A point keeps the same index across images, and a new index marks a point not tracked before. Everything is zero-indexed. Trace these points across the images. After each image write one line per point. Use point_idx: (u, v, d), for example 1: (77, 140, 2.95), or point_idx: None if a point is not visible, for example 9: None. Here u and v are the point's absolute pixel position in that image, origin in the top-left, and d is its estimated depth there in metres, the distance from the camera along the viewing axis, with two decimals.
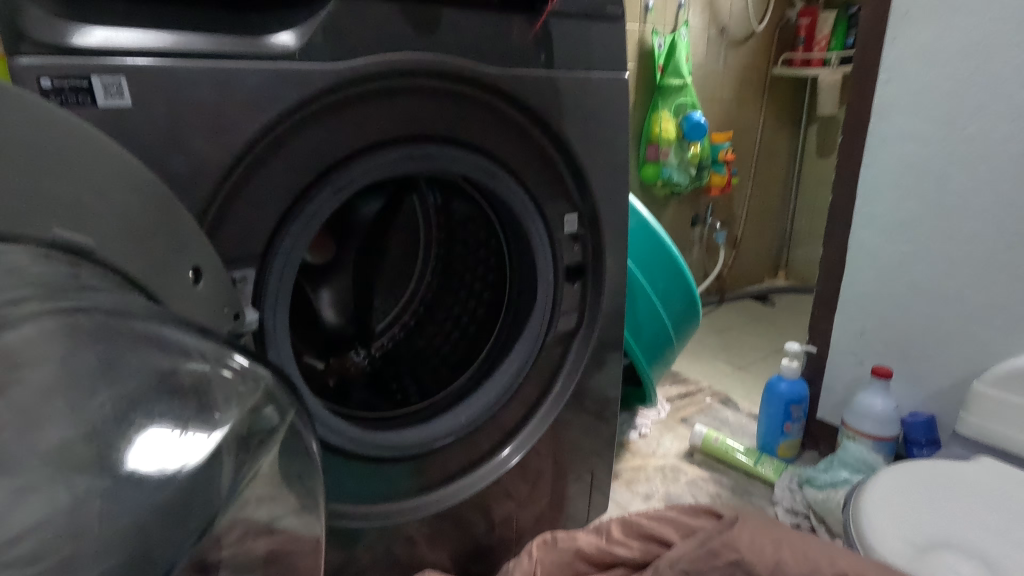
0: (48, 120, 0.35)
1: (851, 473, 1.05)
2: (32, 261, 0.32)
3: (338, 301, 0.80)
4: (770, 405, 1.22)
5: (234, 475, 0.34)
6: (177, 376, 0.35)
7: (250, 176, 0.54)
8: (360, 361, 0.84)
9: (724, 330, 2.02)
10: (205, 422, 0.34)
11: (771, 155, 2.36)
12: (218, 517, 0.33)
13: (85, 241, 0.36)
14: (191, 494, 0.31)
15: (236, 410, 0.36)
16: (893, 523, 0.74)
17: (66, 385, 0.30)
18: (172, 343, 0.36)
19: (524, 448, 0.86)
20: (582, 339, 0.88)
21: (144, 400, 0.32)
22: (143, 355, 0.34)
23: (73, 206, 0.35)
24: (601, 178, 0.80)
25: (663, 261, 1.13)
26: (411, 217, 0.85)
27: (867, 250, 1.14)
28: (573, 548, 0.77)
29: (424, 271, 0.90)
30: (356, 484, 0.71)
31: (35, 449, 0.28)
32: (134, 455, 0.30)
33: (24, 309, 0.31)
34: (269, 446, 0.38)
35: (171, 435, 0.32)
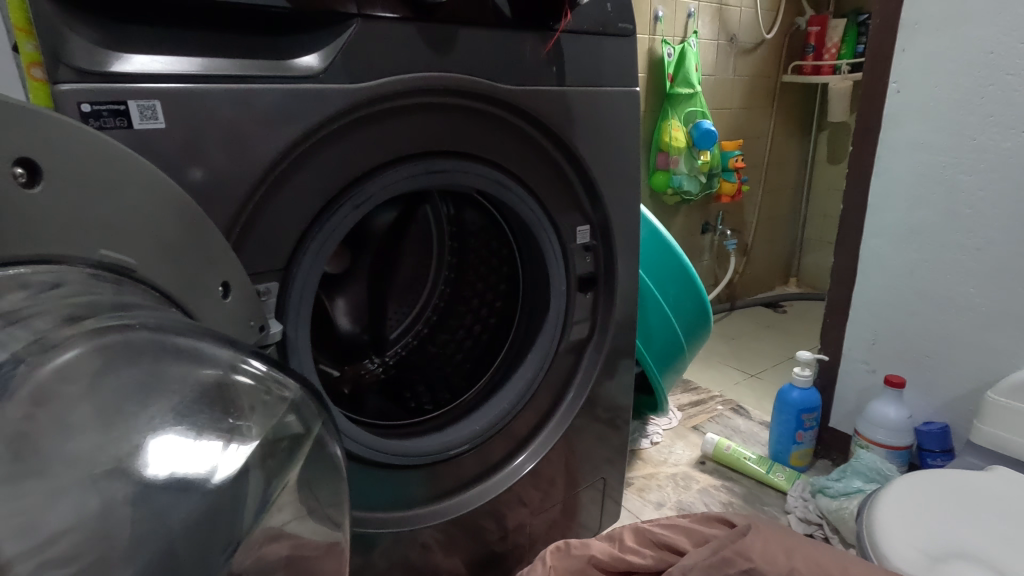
0: (88, 144, 0.37)
1: (864, 483, 1.03)
2: (72, 281, 0.34)
3: (352, 310, 0.84)
4: (782, 414, 1.22)
5: (266, 484, 0.33)
6: (206, 387, 0.34)
7: (273, 193, 0.56)
8: (374, 369, 0.86)
9: (736, 338, 2.02)
10: (229, 429, 0.33)
11: (781, 162, 2.36)
12: (249, 529, 0.31)
13: (124, 259, 0.39)
14: (225, 506, 0.30)
15: (260, 418, 0.36)
16: (907, 532, 0.75)
17: (101, 398, 0.29)
18: (195, 354, 0.35)
19: (537, 455, 0.87)
20: (594, 348, 0.89)
21: (173, 409, 0.31)
22: (169, 365, 0.33)
23: (111, 227, 0.38)
24: (613, 190, 0.82)
25: (674, 270, 1.13)
26: (424, 228, 0.87)
27: (879, 259, 1.14)
28: (587, 555, 0.78)
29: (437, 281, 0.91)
30: (373, 491, 0.72)
31: (70, 456, 0.27)
32: (152, 459, 0.28)
33: (73, 329, 0.31)
34: (297, 457, 0.37)
35: (188, 442, 0.30)
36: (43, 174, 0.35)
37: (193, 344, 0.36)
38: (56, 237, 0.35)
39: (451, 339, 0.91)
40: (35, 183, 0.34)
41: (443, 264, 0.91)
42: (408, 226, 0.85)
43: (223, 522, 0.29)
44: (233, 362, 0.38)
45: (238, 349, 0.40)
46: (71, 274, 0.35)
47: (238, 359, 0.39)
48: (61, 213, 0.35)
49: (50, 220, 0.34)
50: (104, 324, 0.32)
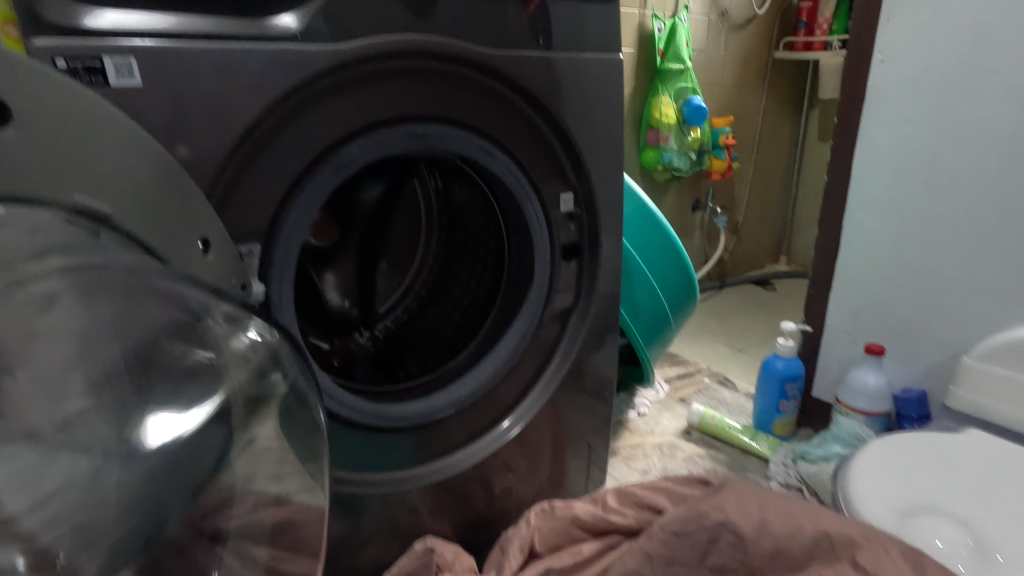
0: (74, 100, 0.39)
1: (842, 448, 1.06)
2: (49, 224, 0.37)
3: (343, 285, 0.84)
4: (766, 383, 1.24)
5: (230, 439, 0.47)
6: (186, 362, 0.44)
7: (255, 155, 0.56)
8: (363, 342, 0.87)
9: (725, 314, 2.04)
10: (200, 394, 0.45)
11: (773, 139, 2.36)
12: (208, 477, 0.46)
13: (104, 207, 0.40)
14: (188, 458, 0.44)
15: (231, 381, 0.46)
16: (877, 486, 0.78)
17: (83, 360, 0.40)
18: (193, 333, 0.44)
19: (525, 419, 0.88)
20: (578, 317, 0.90)
21: (155, 380, 0.43)
22: (161, 347, 0.43)
23: (92, 175, 0.39)
24: (595, 157, 0.82)
25: (661, 244, 1.14)
26: (413, 203, 0.88)
27: (861, 231, 1.16)
28: (570, 515, 0.80)
29: (426, 254, 0.92)
30: (362, 452, 0.73)
31: (62, 415, 0.40)
32: (146, 430, 0.42)
33: (37, 265, 0.37)
34: (261, 417, 0.48)
35: (172, 417, 0.43)
36: (14, 116, 0.36)
37: (187, 314, 0.44)
38: (31, 180, 0.36)
39: (442, 311, 0.92)
40: (4, 125, 0.35)
41: (432, 240, 0.92)
42: (397, 199, 0.85)
43: (193, 464, 0.45)
44: (226, 333, 0.46)
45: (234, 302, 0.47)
46: (48, 218, 0.37)
47: (231, 324, 0.46)
48: (33, 158, 0.36)
49: (23, 165, 0.36)
50: (72, 263, 0.38)
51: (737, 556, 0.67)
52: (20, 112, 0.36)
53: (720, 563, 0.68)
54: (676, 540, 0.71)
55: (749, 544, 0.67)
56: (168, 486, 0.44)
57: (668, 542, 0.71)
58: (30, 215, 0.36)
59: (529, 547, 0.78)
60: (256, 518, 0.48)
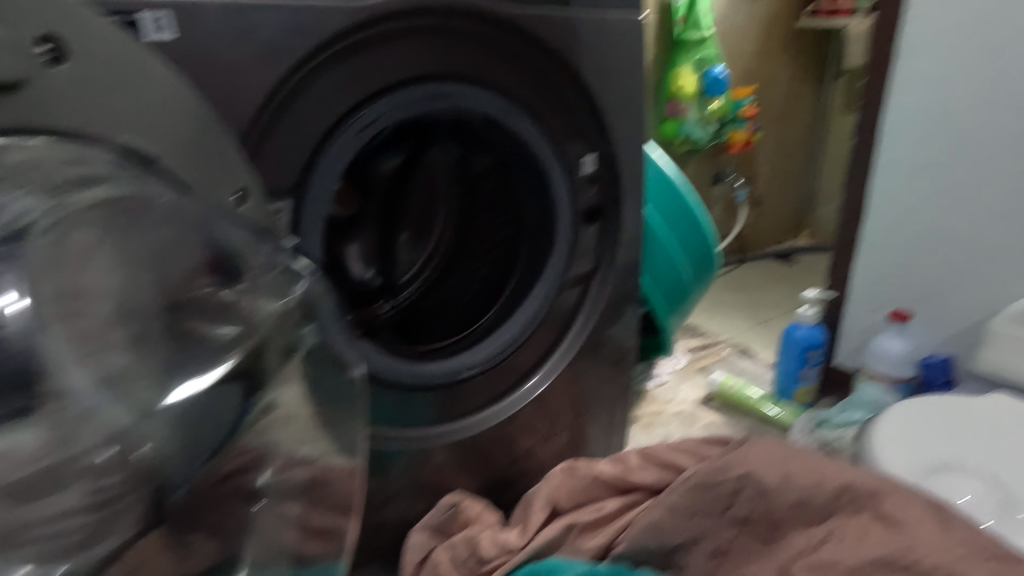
0: (119, 47, 0.42)
1: (865, 414, 1.06)
2: (97, 160, 0.42)
3: (364, 255, 0.82)
4: (787, 351, 1.24)
5: (244, 403, 0.47)
6: (210, 339, 0.47)
7: (284, 111, 0.57)
8: (384, 311, 0.85)
9: (746, 288, 2.02)
10: (219, 359, 0.46)
11: (795, 110, 2.31)
12: (225, 441, 0.46)
13: (152, 149, 0.44)
14: (202, 417, 0.45)
15: (251, 349, 0.48)
16: (901, 445, 0.79)
17: (127, 308, 0.44)
18: (214, 307, 0.48)
19: (549, 378, 0.89)
20: (599, 281, 0.90)
21: (182, 354, 0.45)
22: (189, 322, 0.46)
23: (138, 120, 0.44)
24: (616, 118, 0.82)
25: (681, 212, 1.14)
26: (431, 175, 0.85)
27: (888, 195, 1.13)
28: (593, 474, 0.82)
29: (443, 225, 0.89)
30: (388, 409, 0.73)
31: (107, 367, 0.42)
32: (166, 394, 0.44)
33: (82, 195, 0.41)
34: (283, 385, 0.50)
35: (191, 382, 0.45)
36: (70, 57, 0.40)
37: (216, 284, 0.48)
38: (88, 120, 0.41)
39: (462, 280, 0.91)
40: (61, 65, 0.40)
41: (450, 211, 0.89)
42: (415, 171, 0.82)
43: (211, 425, 0.45)
44: (251, 304, 0.49)
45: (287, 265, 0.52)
46: (100, 155, 0.43)
47: (256, 292, 0.49)
48: (89, 101, 0.41)
49: (81, 107, 0.41)
50: (112, 197, 0.42)
51: (760, 507, 0.69)
52: (75, 53, 0.40)
53: (744, 514, 0.69)
54: (698, 492, 0.72)
55: (772, 496, 0.69)
56: (188, 445, 0.44)
57: (689, 493, 0.72)
58: (83, 158, 0.42)
59: (554, 504, 0.80)
60: (288, 483, 0.53)
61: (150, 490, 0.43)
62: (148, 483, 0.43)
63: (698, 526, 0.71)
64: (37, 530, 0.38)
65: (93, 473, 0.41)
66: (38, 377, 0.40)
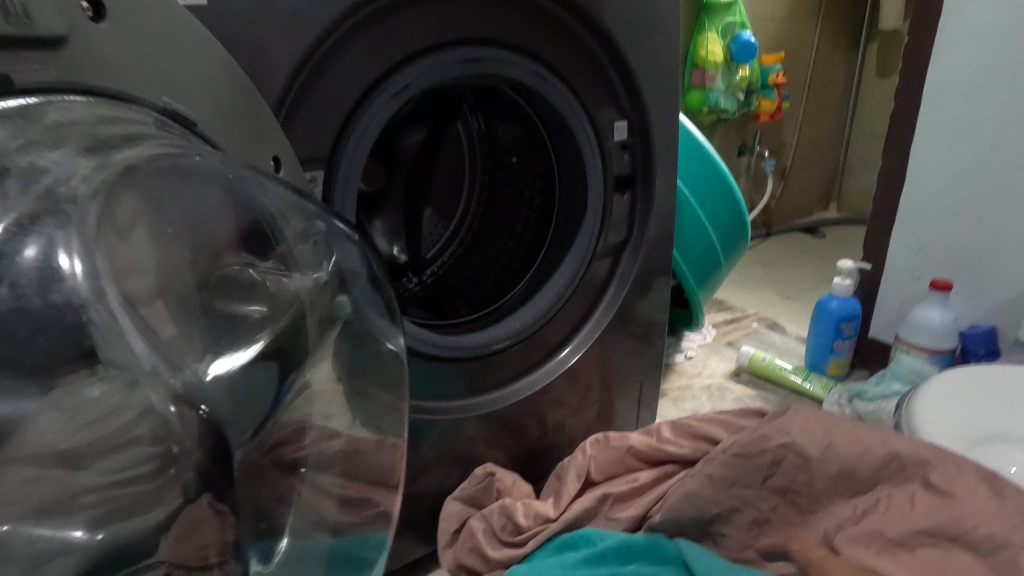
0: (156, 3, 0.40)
1: (903, 385, 1.04)
2: (137, 121, 0.40)
3: (391, 234, 0.83)
4: (819, 323, 1.21)
5: (281, 387, 0.47)
6: (240, 318, 0.46)
7: (317, 76, 0.55)
8: (413, 287, 0.84)
9: (773, 262, 1.98)
10: (251, 339, 0.46)
11: (826, 77, 2.23)
12: (268, 419, 0.46)
13: (188, 113, 0.42)
14: (244, 393, 0.44)
15: (280, 327, 0.48)
16: (946, 417, 0.79)
17: (167, 279, 0.42)
18: (243, 284, 0.47)
19: (583, 347, 0.88)
20: (631, 251, 0.89)
21: (218, 332, 0.44)
22: (219, 301, 0.45)
23: (176, 80, 0.41)
24: (651, 82, 0.80)
25: (714, 182, 1.11)
26: (455, 147, 0.85)
27: (930, 158, 1.09)
28: (626, 446, 0.82)
29: (469, 199, 0.89)
30: (422, 382, 0.73)
31: (154, 339, 0.41)
32: (208, 367, 0.43)
33: (120, 155, 0.40)
34: (317, 363, 0.50)
35: (226, 360, 0.44)
36: (108, 14, 0.37)
37: (245, 261, 0.47)
38: (128, 79, 0.39)
39: (488, 254, 0.88)
40: (100, 21, 0.37)
41: (474, 184, 0.88)
42: (438, 145, 0.83)
43: (256, 403, 0.45)
44: (276, 285, 0.49)
45: (334, 230, 0.51)
46: (139, 117, 0.40)
47: (283, 271, 0.49)
48: (128, 58, 0.38)
49: (120, 65, 0.38)
50: (156, 155, 0.40)
51: (801, 477, 0.69)
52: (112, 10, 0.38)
53: (783, 484, 0.69)
54: (738, 462, 0.71)
55: (814, 465, 0.69)
56: (237, 418, 0.44)
57: (729, 463, 0.71)
58: (121, 114, 0.39)
59: (586, 475, 0.81)
60: (330, 453, 0.53)
61: (202, 456, 0.42)
62: (203, 446, 0.42)
63: (737, 496, 0.70)
64: (85, 497, 0.38)
65: (145, 439, 0.41)
66: (89, 346, 0.38)
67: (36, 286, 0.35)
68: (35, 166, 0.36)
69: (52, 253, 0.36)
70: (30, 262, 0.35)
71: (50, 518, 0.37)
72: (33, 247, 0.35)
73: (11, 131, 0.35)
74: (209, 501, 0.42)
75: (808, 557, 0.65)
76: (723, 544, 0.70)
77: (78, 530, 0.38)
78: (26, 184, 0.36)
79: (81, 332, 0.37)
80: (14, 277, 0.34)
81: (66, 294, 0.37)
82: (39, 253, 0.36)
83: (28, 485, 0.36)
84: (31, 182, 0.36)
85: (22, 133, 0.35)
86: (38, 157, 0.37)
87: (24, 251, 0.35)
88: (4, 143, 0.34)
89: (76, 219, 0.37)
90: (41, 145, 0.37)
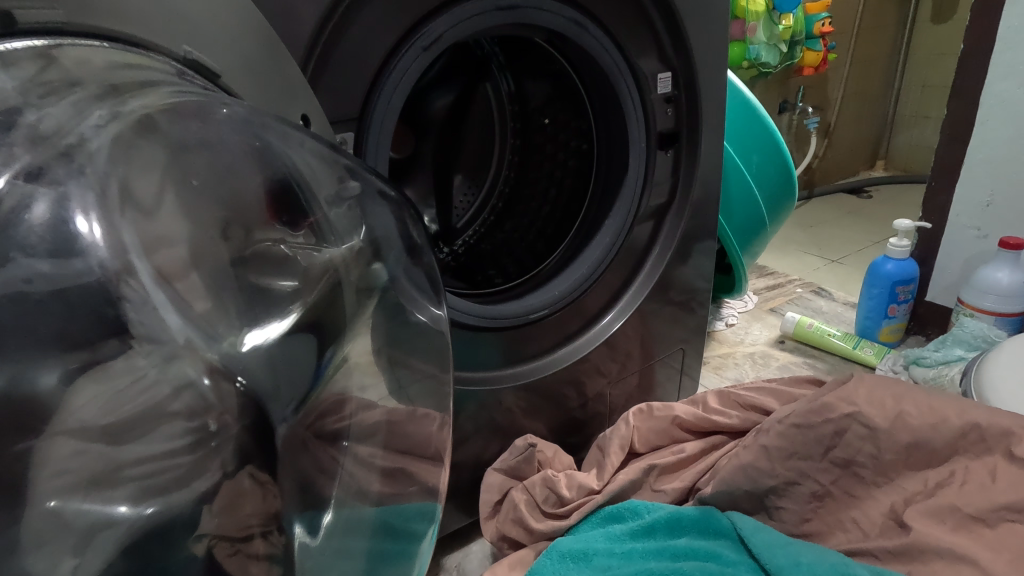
0: None
1: (966, 351, 0.98)
2: (157, 71, 0.38)
3: (424, 201, 0.80)
4: (872, 286, 1.15)
5: (324, 362, 0.46)
6: (272, 292, 0.44)
7: (346, 26, 0.52)
8: (444, 258, 0.81)
9: (817, 224, 1.88)
10: (284, 313, 0.44)
11: (876, 24, 2.08)
12: (308, 395, 0.45)
13: (212, 64, 0.40)
14: (283, 361, 0.44)
15: (314, 299, 0.46)
16: (1011, 375, 0.79)
17: (198, 251, 0.41)
18: (277, 258, 0.45)
19: (626, 314, 0.84)
20: (675, 213, 0.84)
21: (253, 304, 0.43)
22: (255, 277, 0.43)
23: (197, 25, 0.39)
24: (699, 30, 0.75)
25: (763, 141, 1.04)
26: (486, 110, 0.81)
27: (1007, 103, 1.02)
28: (671, 416, 0.80)
29: (501, 164, 0.84)
30: (462, 352, 0.70)
31: (192, 311, 0.40)
32: (244, 337, 0.42)
33: (133, 102, 0.38)
34: (357, 336, 0.48)
35: (257, 335, 0.43)
36: None
37: (276, 236, 0.45)
38: (144, 21, 0.36)
39: (522, 220, 0.84)
40: None
41: (507, 148, 0.84)
42: (469, 108, 0.80)
43: (296, 375, 0.44)
44: (307, 258, 0.46)
45: (368, 188, 0.48)
46: (157, 66, 0.38)
47: (315, 245, 0.46)
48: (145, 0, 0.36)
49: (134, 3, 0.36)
50: (173, 103, 0.39)
51: (868, 449, 0.66)
52: None
53: (846, 456, 0.67)
54: (797, 433, 0.69)
55: (881, 436, 0.66)
56: (275, 391, 0.43)
57: (786, 435, 0.69)
58: (142, 63, 0.38)
59: (629, 446, 0.78)
60: (370, 424, 0.50)
61: (244, 428, 0.42)
62: (242, 419, 0.42)
63: (796, 468, 0.68)
64: (132, 471, 0.38)
65: (183, 414, 0.40)
66: (119, 323, 0.37)
67: (52, 248, 0.34)
68: (45, 119, 0.34)
69: (67, 214, 0.35)
70: (43, 220, 0.33)
71: (99, 492, 0.36)
72: (43, 205, 0.34)
73: (18, 77, 0.33)
74: (249, 472, 0.42)
75: (872, 533, 0.64)
76: (780, 518, 0.68)
77: (123, 505, 0.37)
78: (35, 142, 0.34)
79: (112, 305, 0.37)
80: (26, 236, 0.33)
81: (87, 265, 0.35)
82: (53, 213, 0.34)
83: (77, 457, 0.35)
84: (41, 141, 0.34)
85: (32, 80, 0.34)
86: (45, 110, 0.35)
87: (35, 210, 0.33)
88: (12, 89, 0.33)
89: (89, 172, 0.36)
90: (50, 94, 0.35)
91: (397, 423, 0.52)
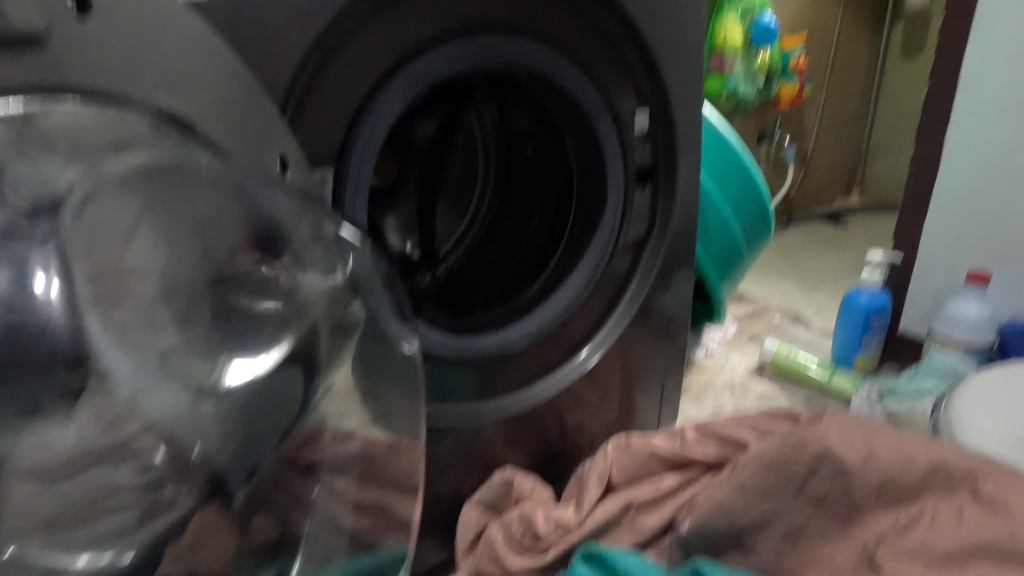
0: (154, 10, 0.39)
1: (937, 382, 1.01)
2: (135, 125, 0.37)
3: (405, 230, 0.77)
4: (846, 317, 1.18)
5: (308, 387, 0.47)
6: (251, 313, 0.44)
7: (327, 65, 0.53)
8: (427, 284, 0.79)
9: (795, 251, 1.92)
10: (273, 342, 0.45)
11: (850, 59, 2.16)
12: (296, 421, 0.46)
13: (186, 111, 0.40)
14: (263, 399, 0.44)
15: (301, 331, 0.47)
16: (976, 412, 0.81)
17: (166, 297, 0.40)
18: (258, 279, 0.45)
19: (604, 346, 0.85)
20: (653, 246, 0.85)
21: (229, 330, 0.43)
22: (235, 296, 0.44)
23: (169, 79, 0.39)
24: (675, 71, 0.77)
25: (738, 174, 1.06)
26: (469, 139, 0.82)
27: (971, 142, 1.06)
28: (648, 450, 0.80)
29: (484, 192, 0.86)
30: (442, 384, 0.70)
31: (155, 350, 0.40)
32: (227, 376, 0.43)
33: (118, 160, 0.37)
34: (341, 364, 0.49)
35: (246, 366, 0.44)
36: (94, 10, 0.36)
37: (258, 260, 0.44)
38: (116, 78, 0.37)
39: (505, 248, 0.85)
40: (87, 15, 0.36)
41: (490, 178, 0.86)
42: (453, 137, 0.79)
43: (278, 409, 0.45)
44: (291, 281, 0.46)
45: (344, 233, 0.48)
46: (133, 120, 0.37)
47: (298, 268, 0.46)
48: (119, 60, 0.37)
49: (106, 63, 0.36)
50: (153, 162, 0.38)
51: (840, 486, 0.67)
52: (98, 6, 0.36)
53: (818, 491, 0.68)
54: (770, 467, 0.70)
55: (853, 473, 0.67)
56: (244, 435, 0.43)
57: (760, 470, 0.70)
58: (118, 120, 0.37)
59: (607, 479, 0.78)
60: (345, 458, 0.50)
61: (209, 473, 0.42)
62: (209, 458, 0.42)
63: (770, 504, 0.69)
64: (89, 519, 0.39)
65: (141, 459, 0.40)
66: (81, 365, 0.38)
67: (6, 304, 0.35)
68: (28, 178, 0.35)
69: (26, 272, 0.36)
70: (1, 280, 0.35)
71: (55, 538, 0.37)
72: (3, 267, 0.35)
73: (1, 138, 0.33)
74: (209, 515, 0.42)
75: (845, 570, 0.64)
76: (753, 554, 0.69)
77: (80, 556, 0.38)
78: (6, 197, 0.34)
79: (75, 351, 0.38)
80: None
81: (41, 319, 0.36)
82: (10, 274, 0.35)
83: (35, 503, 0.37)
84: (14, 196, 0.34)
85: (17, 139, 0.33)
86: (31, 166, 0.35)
87: None
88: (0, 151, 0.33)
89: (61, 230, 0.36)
90: (35, 151, 0.34)
91: (375, 455, 0.53)
